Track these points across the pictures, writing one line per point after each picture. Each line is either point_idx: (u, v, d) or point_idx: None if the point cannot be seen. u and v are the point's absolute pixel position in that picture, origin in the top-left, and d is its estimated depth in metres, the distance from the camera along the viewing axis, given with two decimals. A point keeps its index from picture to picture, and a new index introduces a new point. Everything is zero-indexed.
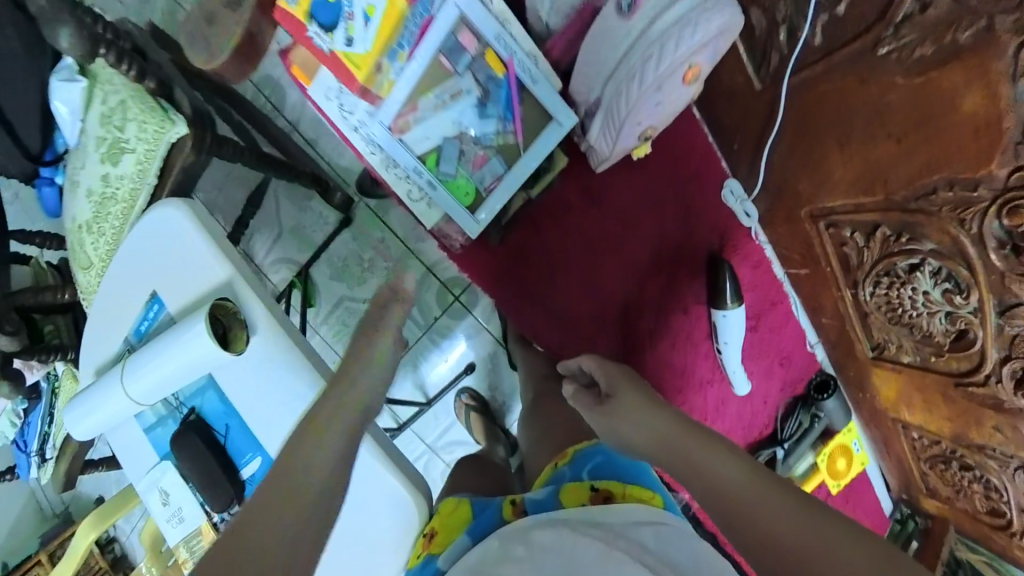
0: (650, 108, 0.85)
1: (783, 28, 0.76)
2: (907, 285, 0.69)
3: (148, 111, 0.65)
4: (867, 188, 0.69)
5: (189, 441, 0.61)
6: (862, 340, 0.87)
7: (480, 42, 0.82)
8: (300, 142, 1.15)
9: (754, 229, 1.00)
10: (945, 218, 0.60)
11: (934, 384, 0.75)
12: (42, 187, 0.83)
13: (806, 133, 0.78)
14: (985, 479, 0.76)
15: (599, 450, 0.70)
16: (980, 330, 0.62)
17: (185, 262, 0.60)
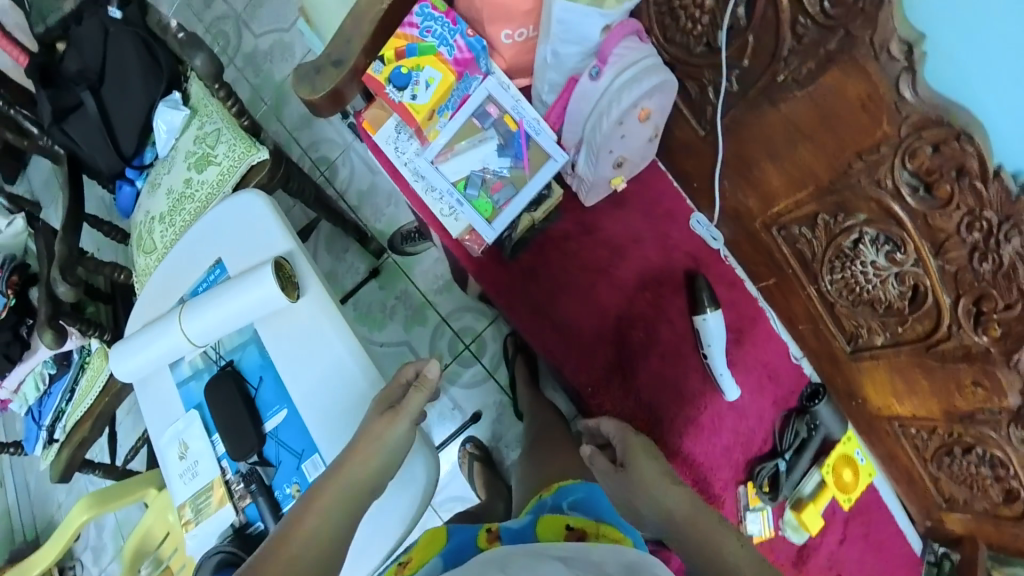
0: (617, 140, 1.05)
1: (710, 88, 0.98)
2: (857, 260, 0.86)
3: (240, 143, 1.20)
4: (800, 184, 0.89)
5: (232, 390, 0.95)
6: (837, 337, 0.97)
7: (501, 110, 1.15)
8: (345, 203, 1.82)
9: (721, 252, 1.14)
10: (865, 187, 0.80)
11: (908, 358, 0.87)
12: (125, 187, 1.39)
13: (744, 162, 0.96)
14: (989, 456, 0.84)
15: (583, 487, 0.89)
16: (926, 281, 0.78)
17: (259, 243, 0.99)
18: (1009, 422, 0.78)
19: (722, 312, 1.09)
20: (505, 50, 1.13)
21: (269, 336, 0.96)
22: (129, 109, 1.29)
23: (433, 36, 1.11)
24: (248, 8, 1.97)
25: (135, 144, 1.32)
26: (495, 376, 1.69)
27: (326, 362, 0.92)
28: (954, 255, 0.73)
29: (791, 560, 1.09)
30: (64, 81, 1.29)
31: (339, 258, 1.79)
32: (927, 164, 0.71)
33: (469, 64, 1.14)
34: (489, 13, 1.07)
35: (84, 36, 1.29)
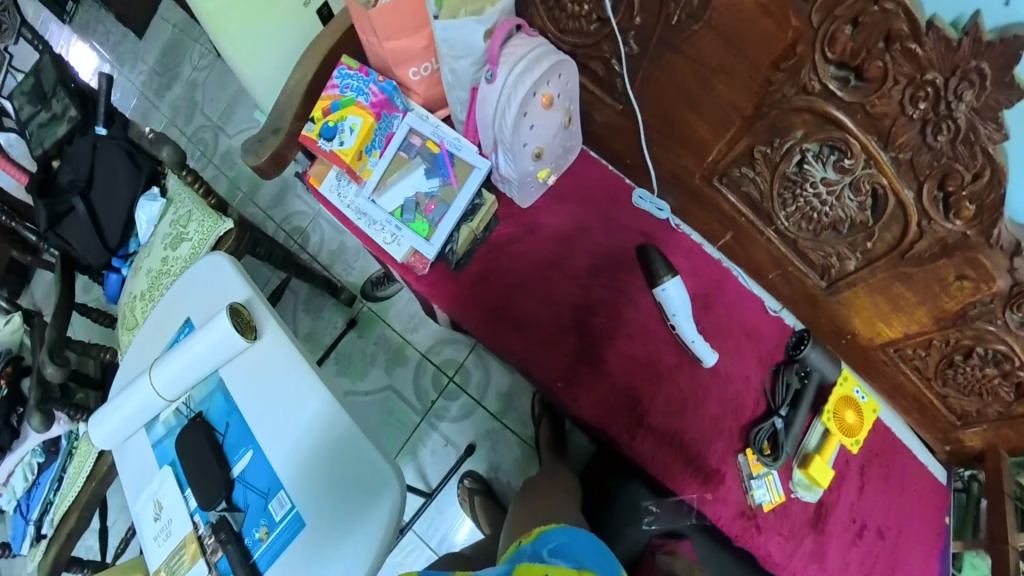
0: (527, 132, 0.97)
1: (613, 61, 0.94)
2: (806, 183, 0.82)
3: (208, 217, 1.32)
4: (726, 122, 0.86)
5: (200, 437, 1.01)
6: (809, 275, 0.92)
7: (422, 137, 1.11)
8: (317, 264, 1.91)
9: (671, 221, 1.08)
10: (795, 96, 0.76)
11: (886, 270, 0.81)
12: (111, 277, 1.48)
13: (669, 121, 0.93)
14: (994, 354, 0.79)
15: (566, 533, 0.86)
16: (883, 180, 0.75)
17: (224, 295, 1.10)
18: (1007, 307, 0.74)
19: (680, 278, 1.03)
20: (416, 86, 1.12)
21: (234, 379, 1.04)
22: (115, 209, 1.40)
23: (350, 88, 1.10)
24: (222, 114, 2.12)
25: (120, 234, 1.42)
26: (483, 404, 1.74)
27: (290, 400, 0.99)
28: (904, 140, 0.70)
29: (808, 522, 1.00)
30: (58, 191, 1.38)
31: (318, 316, 1.90)
32: (848, 45, 0.67)
33: (387, 104, 1.11)
34: (391, 58, 1.06)
35: (77, 154, 1.40)
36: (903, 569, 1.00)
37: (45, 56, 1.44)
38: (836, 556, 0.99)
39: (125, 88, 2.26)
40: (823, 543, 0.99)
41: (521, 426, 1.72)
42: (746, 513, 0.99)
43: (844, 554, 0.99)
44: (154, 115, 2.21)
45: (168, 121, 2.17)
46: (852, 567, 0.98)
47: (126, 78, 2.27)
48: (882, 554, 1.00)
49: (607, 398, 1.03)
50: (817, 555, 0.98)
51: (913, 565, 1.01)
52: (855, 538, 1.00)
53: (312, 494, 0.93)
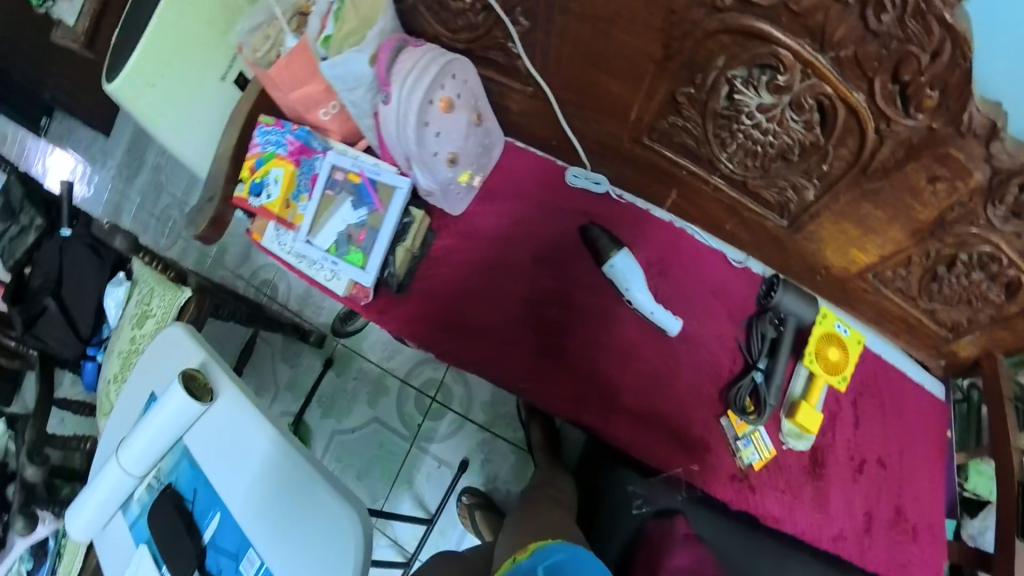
0: (433, 140, 0.89)
1: (510, 44, 0.85)
2: (742, 115, 0.72)
3: (166, 291, 1.21)
4: (639, 73, 0.76)
5: (169, 508, 0.91)
6: (767, 216, 0.83)
7: (343, 169, 0.99)
8: (288, 313, 1.71)
9: (610, 192, 0.99)
10: (707, 18, 0.65)
11: (848, 189, 0.72)
12: (88, 364, 1.43)
13: (581, 89, 0.84)
14: (979, 256, 0.73)
15: (563, 546, 0.72)
16: (827, 88, 0.64)
17: (178, 361, 0.98)
18: (988, 203, 0.66)
19: (628, 251, 0.95)
20: (331, 127, 1.00)
21: (199, 445, 0.92)
22: (85, 303, 1.38)
23: (268, 142, 0.99)
24: (187, 188, 1.87)
25: (91, 325, 1.38)
26: (471, 418, 1.56)
27: (250, 458, 0.87)
28: (842, 38, 0.59)
29: (805, 470, 0.94)
30: (31, 296, 1.39)
31: (296, 363, 1.70)
32: None
33: (304, 148, 1.00)
34: (301, 105, 0.95)
35: (46, 258, 1.42)
36: (910, 494, 0.97)
37: (14, 178, 1.54)
38: (839, 497, 0.94)
39: (98, 182, 1.95)
40: (824, 488, 0.94)
41: (513, 431, 1.55)
42: (738, 475, 0.93)
43: (848, 494, 0.95)
44: (128, 208, 1.92)
45: (141, 209, 1.90)
46: (856, 504, 0.95)
47: (99, 172, 1.96)
48: (887, 484, 0.97)
49: (580, 392, 0.95)
50: (819, 501, 0.93)
51: (920, 489, 0.97)
52: (857, 473, 0.96)
53: (285, 558, 0.82)
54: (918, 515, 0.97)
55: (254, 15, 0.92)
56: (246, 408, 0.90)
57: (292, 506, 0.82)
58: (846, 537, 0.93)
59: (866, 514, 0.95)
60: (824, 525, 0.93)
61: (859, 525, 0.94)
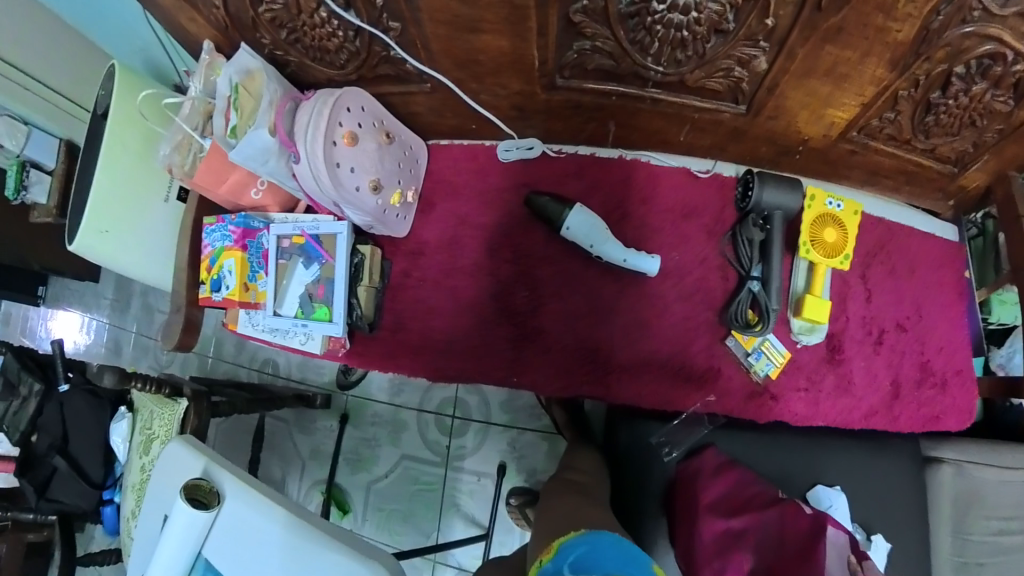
0: (350, 177, 0.76)
1: (393, 53, 0.71)
2: (651, 4, 0.56)
3: (163, 407, 1.11)
4: (519, 19, 0.60)
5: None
6: (722, 108, 0.70)
7: (285, 233, 0.90)
8: (294, 385, 1.56)
9: (546, 151, 0.86)
10: None
11: (809, 38, 0.58)
12: (105, 509, 1.28)
13: (468, 63, 0.70)
14: (978, 63, 0.59)
15: (586, 538, 0.58)
16: None
17: (180, 474, 0.84)
18: None
19: (580, 204, 0.82)
20: (267, 201, 0.93)
21: (225, 559, 0.77)
22: (93, 449, 1.23)
23: (215, 239, 0.92)
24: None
25: (104, 470, 1.24)
26: (494, 421, 1.39)
27: (277, 556, 0.73)
28: None
29: (823, 360, 0.86)
30: (35, 458, 1.21)
31: (313, 431, 1.54)
32: None
33: (247, 232, 0.91)
34: (236, 195, 0.90)
35: (46, 418, 1.23)
36: (934, 343, 0.88)
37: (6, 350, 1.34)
38: (862, 373, 0.87)
39: (96, 326, 1.84)
40: (846, 371, 0.86)
41: (537, 419, 1.38)
42: (755, 391, 0.85)
43: (870, 367, 0.87)
44: (127, 342, 1.80)
45: (140, 337, 1.78)
46: (880, 376, 0.87)
47: (94, 316, 1.84)
48: (910, 345, 0.88)
49: (567, 363, 0.85)
50: (843, 385, 0.86)
51: (944, 336, 0.88)
52: (876, 345, 0.87)
53: None
54: (945, 364, 0.88)
55: (172, 133, 0.89)
56: (259, 503, 0.75)
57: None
58: (877, 411, 0.86)
59: (892, 381, 0.87)
60: (852, 407, 0.86)
61: (886, 394, 0.87)
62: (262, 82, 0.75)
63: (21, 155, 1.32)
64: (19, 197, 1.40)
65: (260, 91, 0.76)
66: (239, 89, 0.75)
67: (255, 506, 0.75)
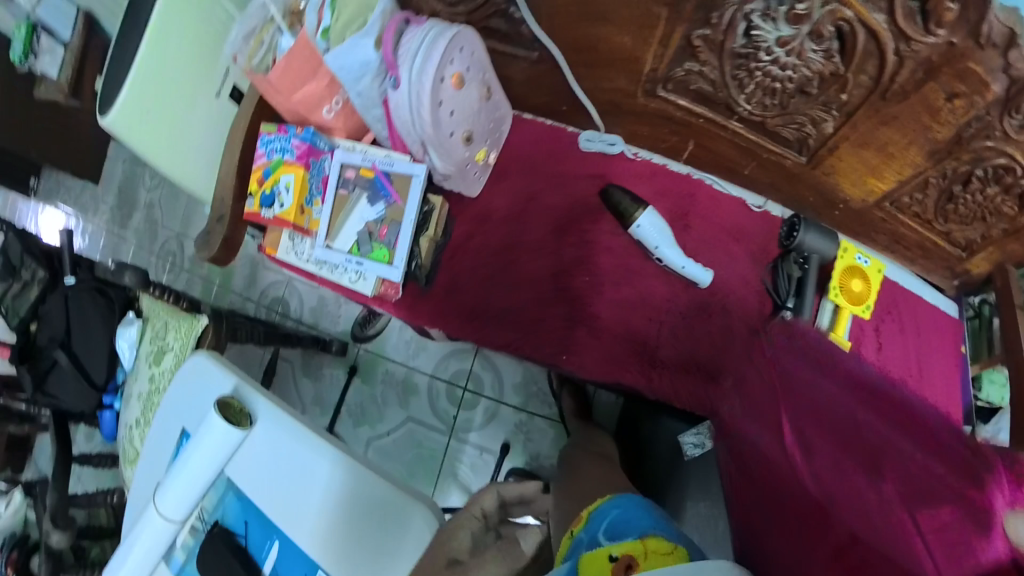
0: (446, 119, 0.89)
1: (513, 11, 0.84)
2: (759, 52, 0.69)
3: (179, 321, 1.23)
4: (649, 24, 0.74)
5: (218, 548, 0.76)
6: (786, 154, 0.83)
7: (354, 167, 1.02)
8: (304, 326, 1.76)
9: (625, 150, 1.01)
10: None
11: (868, 117, 0.71)
12: (105, 413, 1.37)
13: (582, 47, 0.83)
14: (997, 171, 0.71)
15: (614, 504, 0.71)
16: (849, 11, 0.61)
17: (206, 390, 0.88)
18: (1006, 114, 0.64)
19: (653, 208, 0.96)
20: (335, 123, 1.03)
21: (246, 476, 0.80)
22: (96, 352, 1.34)
23: (274, 150, 1.00)
24: (181, 223, 1.90)
25: (106, 373, 1.35)
26: (505, 401, 1.58)
27: (298, 474, 0.77)
28: None
29: None
30: (38, 349, 1.35)
31: (319, 377, 1.74)
32: None
33: (311, 150, 1.00)
34: (302, 108, 0.97)
35: (51, 309, 1.36)
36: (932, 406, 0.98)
37: (9, 233, 1.47)
38: None
39: (93, 233, 1.95)
40: None
41: (547, 406, 1.57)
42: None
43: None
44: (127, 252, 1.93)
45: (140, 251, 1.92)
46: None
47: (92, 222, 1.95)
48: None
49: (613, 349, 1.00)
50: None
51: (941, 399, 0.98)
52: None
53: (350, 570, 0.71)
54: None
55: (247, 19, 0.94)
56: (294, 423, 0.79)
57: (360, 514, 0.73)
58: None
59: None
60: None
61: None
62: None
63: (32, 15, 1.41)
64: (27, 63, 1.46)
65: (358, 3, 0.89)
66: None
67: (289, 422, 0.80)
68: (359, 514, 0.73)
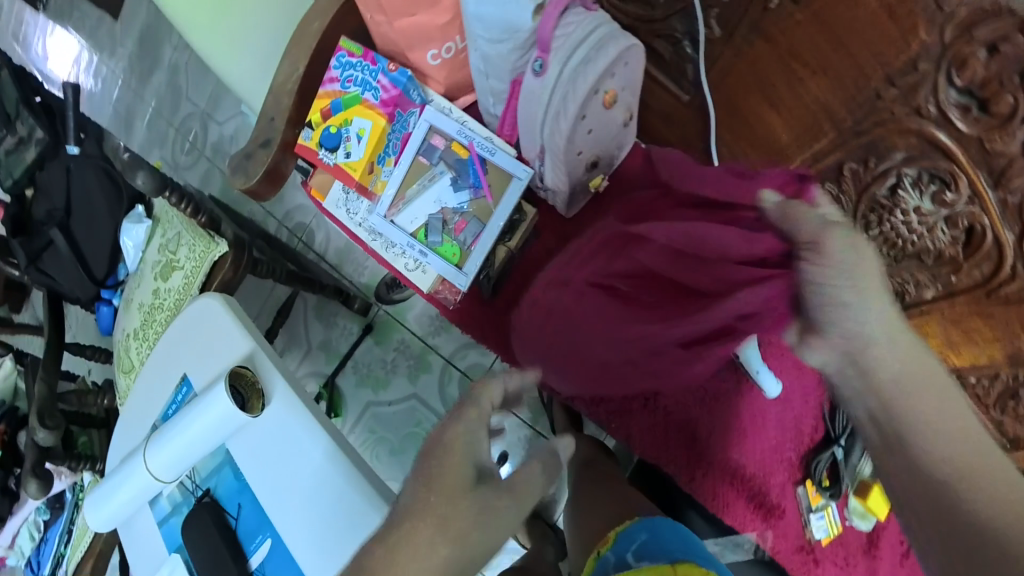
0: (583, 134, 0.77)
1: (686, 43, 0.72)
2: (895, 210, 0.65)
3: (202, 238, 1.17)
4: (810, 126, 0.65)
5: (207, 520, 0.89)
6: None
7: (446, 138, 0.95)
8: (324, 265, 1.74)
9: None
10: (903, 116, 0.59)
11: (966, 309, 0.68)
12: (104, 308, 1.43)
13: (739, 116, 0.72)
14: None
15: (642, 528, 0.75)
16: (985, 219, 0.59)
17: (217, 353, 0.97)
18: None
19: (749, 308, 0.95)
20: (437, 73, 0.94)
21: (241, 446, 0.90)
22: (98, 240, 1.32)
23: (353, 78, 0.95)
24: (209, 100, 1.84)
25: (107, 267, 1.35)
26: None
27: (288, 454, 0.85)
28: (1018, 183, 0.56)
29: (861, 547, 0.94)
30: (35, 224, 1.33)
31: (331, 324, 1.72)
32: (982, 71, 0.53)
33: (403, 98, 0.96)
34: (402, 40, 0.89)
35: (51, 179, 1.33)
36: None
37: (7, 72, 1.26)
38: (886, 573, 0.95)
39: (105, 76, 2.06)
40: (874, 566, 0.94)
41: None
42: (804, 547, 0.92)
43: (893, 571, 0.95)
44: (140, 115, 2.00)
45: (157, 116, 1.96)
46: None
47: (107, 65, 2.05)
48: None
49: (664, 438, 0.91)
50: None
51: None
52: (904, 556, 0.95)
53: (314, 552, 0.81)
54: None
55: None
56: (305, 422, 0.85)
57: (335, 510, 0.80)
58: None
59: None
60: None
61: None
62: None
63: None
64: None
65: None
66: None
67: (299, 420, 0.86)
68: (332, 508, 0.80)
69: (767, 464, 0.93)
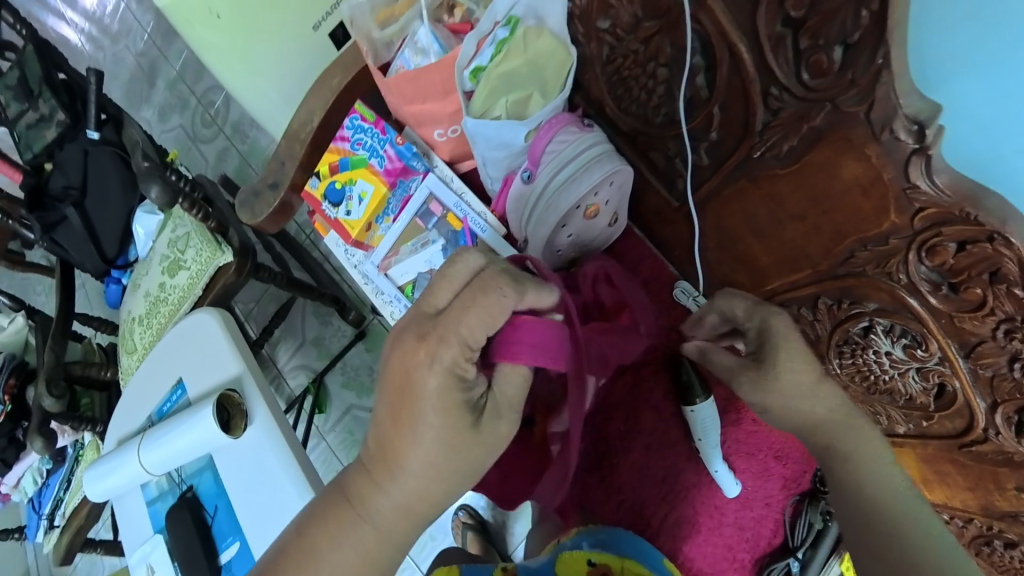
0: (563, 236, 0.80)
1: (678, 161, 0.71)
2: (868, 350, 0.65)
3: (207, 244, 1.19)
4: (792, 265, 0.65)
5: (185, 517, 0.91)
6: None
7: (443, 207, 0.94)
8: (327, 265, 1.70)
9: None
10: (874, 276, 0.58)
11: (938, 453, 0.67)
12: (110, 284, 1.48)
13: (723, 236, 0.71)
14: None
15: (605, 529, 0.84)
16: (956, 381, 0.58)
17: (210, 369, 0.97)
18: None
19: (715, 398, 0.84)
20: (443, 146, 0.94)
21: (222, 464, 0.90)
22: (111, 219, 1.34)
23: (363, 144, 0.95)
24: None
25: (117, 248, 1.39)
26: None
27: (258, 482, 0.85)
28: (989, 359, 0.54)
29: None
30: (48, 199, 1.31)
31: (327, 321, 1.71)
32: (952, 262, 0.50)
33: (405, 170, 0.95)
34: (412, 120, 0.90)
35: (67, 158, 1.28)
36: None
37: (29, 45, 1.20)
38: None
39: (138, 35, 2.15)
40: None
41: None
42: None
43: None
44: (166, 77, 2.07)
45: (182, 84, 2.03)
46: None
47: (142, 22, 2.13)
48: None
49: (614, 518, 0.90)
50: None
51: None
52: None
53: None
54: None
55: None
56: (281, 450, 0.84)
57: None
58: None
59: None
60: None
61: None
62: (546, 42, 0.75)
63: None
64: None
65: (553, 66, 0.77)
66: (521, 33, 0.75)
67: (276, 449, 0.85)
68: None
69: (715, 565, 0.89)
